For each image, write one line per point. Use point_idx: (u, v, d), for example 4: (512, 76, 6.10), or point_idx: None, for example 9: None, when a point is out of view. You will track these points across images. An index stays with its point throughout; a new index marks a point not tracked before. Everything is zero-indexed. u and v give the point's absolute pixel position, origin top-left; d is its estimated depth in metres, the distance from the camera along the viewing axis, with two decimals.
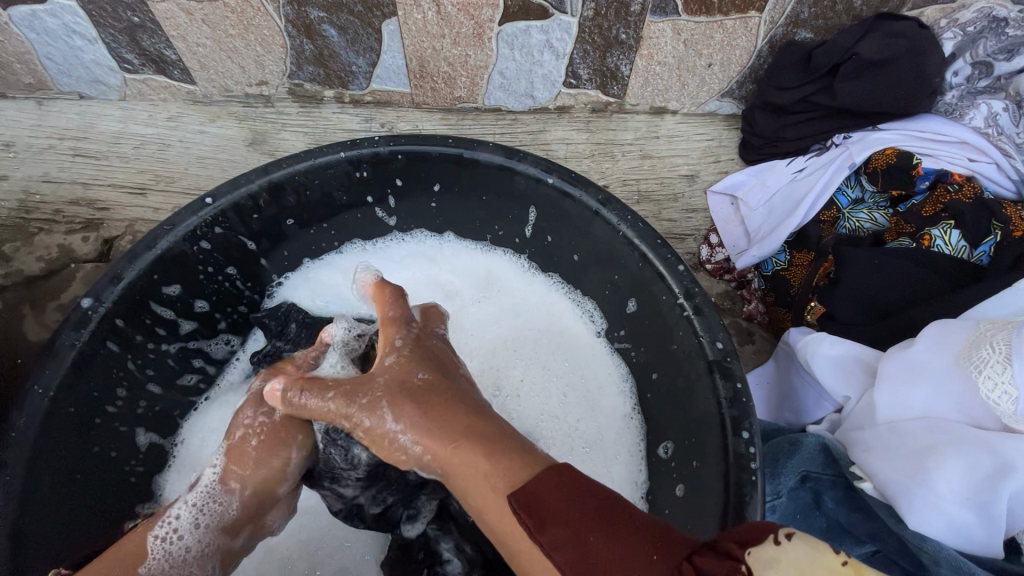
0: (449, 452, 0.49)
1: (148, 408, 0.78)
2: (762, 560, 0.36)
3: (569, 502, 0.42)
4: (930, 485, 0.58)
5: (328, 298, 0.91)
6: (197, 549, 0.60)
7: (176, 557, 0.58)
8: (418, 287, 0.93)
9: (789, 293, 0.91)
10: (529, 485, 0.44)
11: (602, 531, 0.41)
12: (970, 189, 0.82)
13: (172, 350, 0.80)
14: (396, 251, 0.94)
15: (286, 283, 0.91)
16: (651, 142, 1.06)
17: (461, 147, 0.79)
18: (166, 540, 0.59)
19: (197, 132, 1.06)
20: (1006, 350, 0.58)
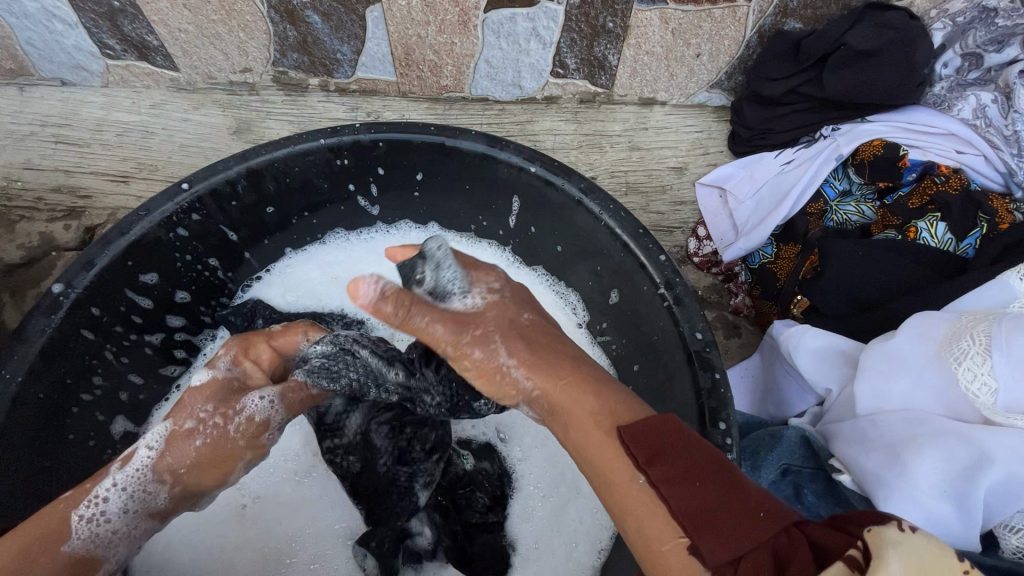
0: (554, 404, 0.51)
1: (132, 397, 0.78)
2: (888, 543, 0.33)
3: (686, 455, 0.41)
4: (908, 477, 0.57)
5: (303, 294, 0.92)
6: (125, 532, 0.60)
7: (102, 536, 0.58)
8: (398, 282, 0.92)
9: (777, 286, 0.90)
10: (648, 434, 0.43)
11: (711, 487, 0.39)
12: (956, 181, 0.82)
13: (158, 341, 0.81)
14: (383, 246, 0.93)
15: (262, 281, 0.91)
16: (639, 134, 1.05)
17: (443, 135, 0.78)
18: (93, 521, 0.58)
19: (180, 120, 1.05)
20: (985, 342, 0.58)
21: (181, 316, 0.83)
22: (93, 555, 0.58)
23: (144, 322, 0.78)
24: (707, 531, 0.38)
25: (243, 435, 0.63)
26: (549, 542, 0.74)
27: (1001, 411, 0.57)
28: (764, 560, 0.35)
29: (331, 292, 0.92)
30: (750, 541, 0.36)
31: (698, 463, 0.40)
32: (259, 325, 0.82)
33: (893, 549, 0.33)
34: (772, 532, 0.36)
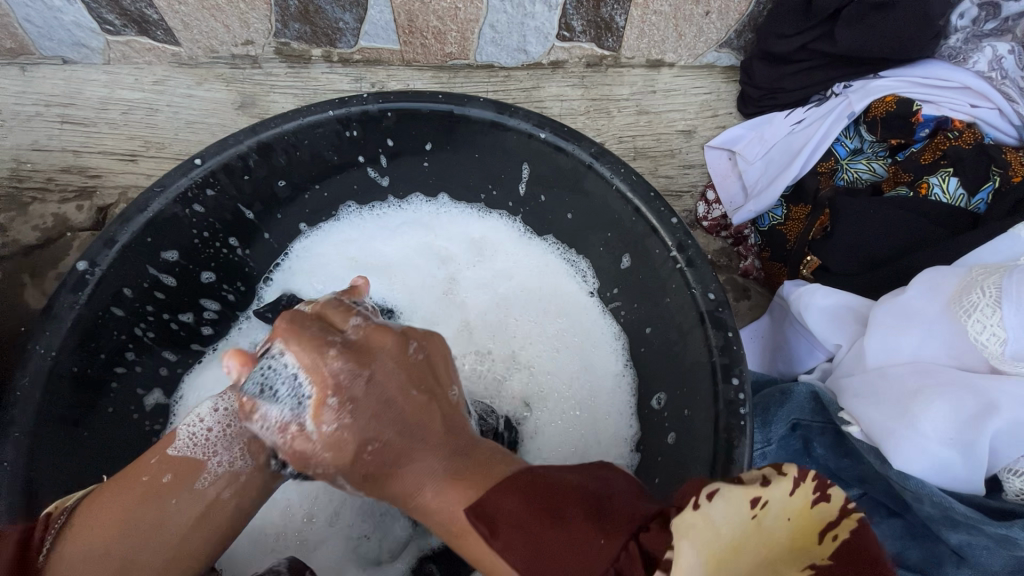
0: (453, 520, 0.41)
1: (173, 372, 0.82)
2: (679, 530, 0.34)
3: (522, 508, 0.39)
4: (915, 426, 0.59)
5: (327, 278, 0.91)
6: (218, 433, 0.59)
7: (200, 437, 0.58)
8: (410, 255, 0.93)
9: (786, 247, 0.91)
10: (488, 503, 0.40)
11: (545, 525, 0.38)
12: (970, 136, 0.81)
13: (189, 319, 0.83)
14: (398, 222, 0.94)
15: (283, 269, 0.91)
16: (647, 97, 1.03)
17: (451, 103, 0.77)
18: (193, 424, 0.59)
19: (184, 95, 1.04)
20: (995, 294, 0.59)
21: (213, 299, 0.85)
22: (200, 458, 0.57)
23: (176, 302, 0.80)
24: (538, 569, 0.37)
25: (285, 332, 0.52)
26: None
27: (1009, 360, 0.57)
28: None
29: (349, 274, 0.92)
30: (582, 561, 0.36)
31: (538, 498, 0.39)
32: None
33: (687, 535, 0.34)
34: (609, 556, 0.36)
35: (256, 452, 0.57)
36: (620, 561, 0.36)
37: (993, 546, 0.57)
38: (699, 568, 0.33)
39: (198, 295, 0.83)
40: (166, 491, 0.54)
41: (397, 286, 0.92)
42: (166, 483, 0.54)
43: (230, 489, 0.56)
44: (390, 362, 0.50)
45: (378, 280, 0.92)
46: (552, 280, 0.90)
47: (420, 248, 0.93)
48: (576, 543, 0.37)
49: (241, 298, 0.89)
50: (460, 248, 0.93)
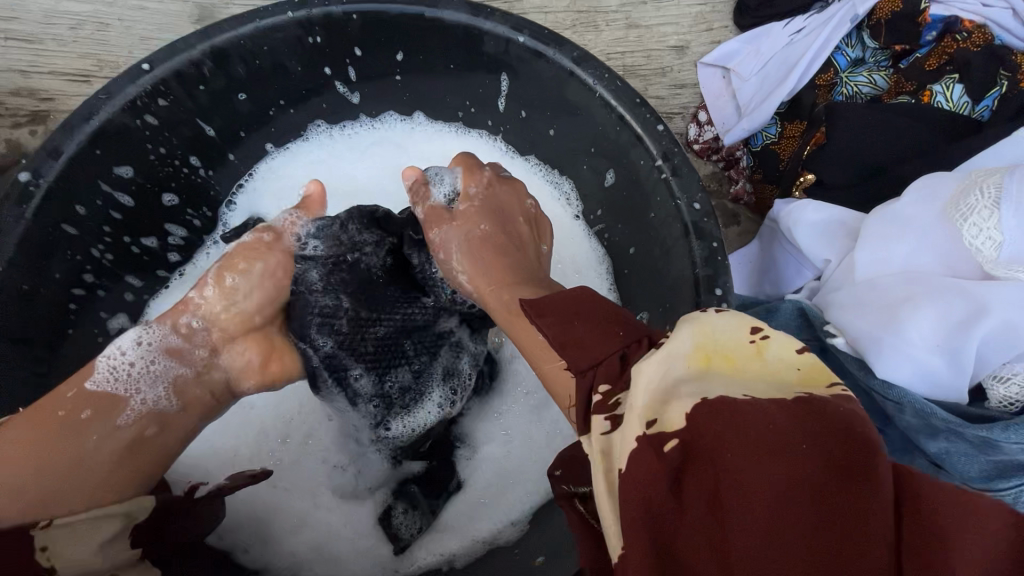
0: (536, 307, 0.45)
1: (139, 299, 0.79)
2: (686, 319, 0.39)
3: (572, 305, 0.43)
4: (902, 334, 0.57)
5: (292, 201, 0.87)
6: (142, 366, 0.58)
7: (121, 371, 0.57)
8: (382, 176, 0.89)
9: (779, 167, 0.88)
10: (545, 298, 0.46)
11: (587, 325, 0.41)
12: (979, 37, 0.76)
13: (153, 245, 0.79)
14: (370, 143, 0.89)
15: (245, 192, 0.86)
16: (638, 9, 0.96)
17: (422, 4, 0.70)
18: (112, 358, 0.57)
19: (137, 8, 0.96)
20: (995, 197, 0.55)
21: (179, 224, 0.81)
22: (122, 394, 0.56)
23: (137, 225, 0.76)
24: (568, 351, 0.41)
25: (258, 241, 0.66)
26: (512, 455, 0.75)
27: (1003, 264, 0.55)
28: (614, 363, 0.39)
29: None
30: (602, 348, 0.40)
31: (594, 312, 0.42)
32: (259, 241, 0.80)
33: (690, 321, 0.39)
34: (622, 343, 0.40)
35: (183, 392, 0.59)
36: (631, 348, 0.40)
37: (971, 452, 0.56)
38: (690, 347, 0.38)
39: (161, 218, 0.79)
40: (86, 426, 0.53)
41: None
42: (84, 417, 0.53)
43: (156, 427, 0.57)
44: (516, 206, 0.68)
45: (347, 207, 0.88)
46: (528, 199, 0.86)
47: (394, 169, 0.90)
48: (595, 329, 0.41)
49: (212, 225, 0.85)
50: (436, 169, 0.89)
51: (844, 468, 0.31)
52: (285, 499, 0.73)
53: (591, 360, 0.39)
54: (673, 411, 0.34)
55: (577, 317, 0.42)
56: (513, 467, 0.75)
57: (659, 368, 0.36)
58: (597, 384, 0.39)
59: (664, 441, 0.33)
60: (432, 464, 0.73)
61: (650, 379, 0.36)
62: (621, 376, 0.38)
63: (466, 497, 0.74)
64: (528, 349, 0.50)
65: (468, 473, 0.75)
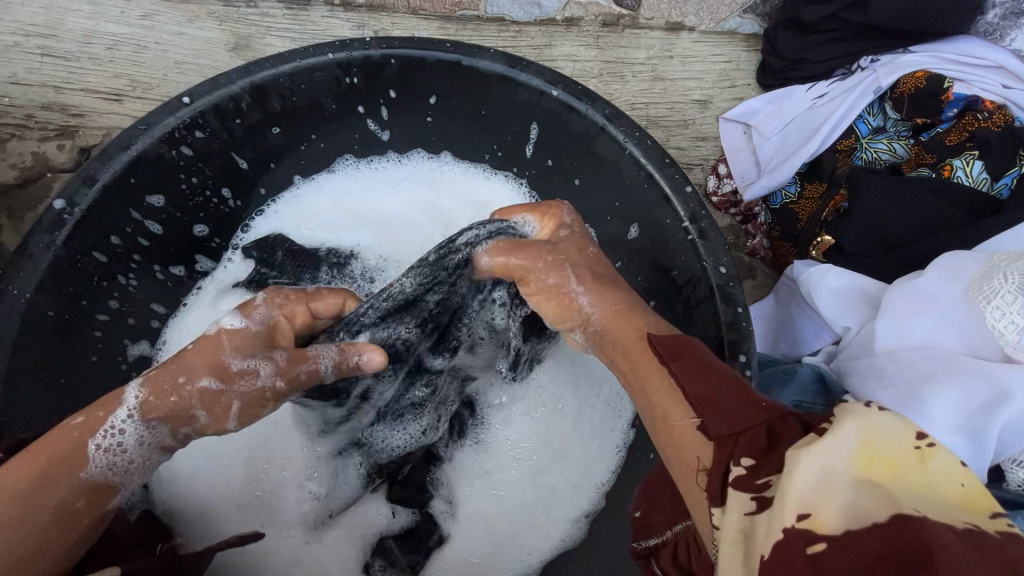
0: (675, 356, 0.46)
1: (162, 325, 0.79)
2: (847, 410, 0.36)
3: (711, 360, 0.45)
4: (926, 413, 0.57)
5: (318, 224, 0.86)
6: (139, 464, 0.56)
7: (120, 464, 0.54)
8: (411, 212, 0.89)
9: (797, 227, 0.87)
10: (689, 343, 0.47)
11: (730, 393, 0.41)
12: (1000, 118, 0.78)
13: (180, 273, 0.80)
14: (404, 179, 0.89)
15: (265, 216, 0.86)
16: (664, 63, 0.98)
17: (459, 53, 0.72)
18: (110, 452, 0.53)
19: (174, 33, 0.98)
20: (1018, 281, 0.57)
21: (210, 257, 0.83)
22: (115, 482, 0.55)
23: (161, 252, 0.76)
24: (710, 410, 0.40)
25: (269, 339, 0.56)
26: (500, 517, 0.74)
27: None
28: (758, 437, 0.38)
29: (341, 226, 0.87)
30: (751, 417, 0.39)
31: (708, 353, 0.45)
32: (278, 256, 0.80)
33: (852, 415, 0.35)
34: (766, 416, 0.39)
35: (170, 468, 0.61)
36: (776, 423, 0.38)
37: None
38: (851, 444, 0.34)
39: (188, 246, 0.79)
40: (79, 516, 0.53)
41: (391, 240, 0.87)
42: (80, 507, 0.53)
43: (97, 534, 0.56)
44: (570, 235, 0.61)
45: (370, 236, 0.87)
46: None
47: (421, 202, 0.89)
48: (736, 398, 0.40)
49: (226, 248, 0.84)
50: (465, 214, 0.88)
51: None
52: (279, 541, 0.72)
53: (732, 428, 0.39)
54: (832, 513, 0.31)
55: (710, 375, 0.43)
56: (502, 526, 0.74)
57: (818, 466, 0.33)
58: (738, 454, 0.37)
59: (810, 543, 0.31)
60: (417, 517, 0.73)
61: (808, 467, 0.33)
62: (769, 450, 0.37)
63: (445, 555, 0.73)
64: (635, 379, 0.49)
65: (452, 529, 0.74)
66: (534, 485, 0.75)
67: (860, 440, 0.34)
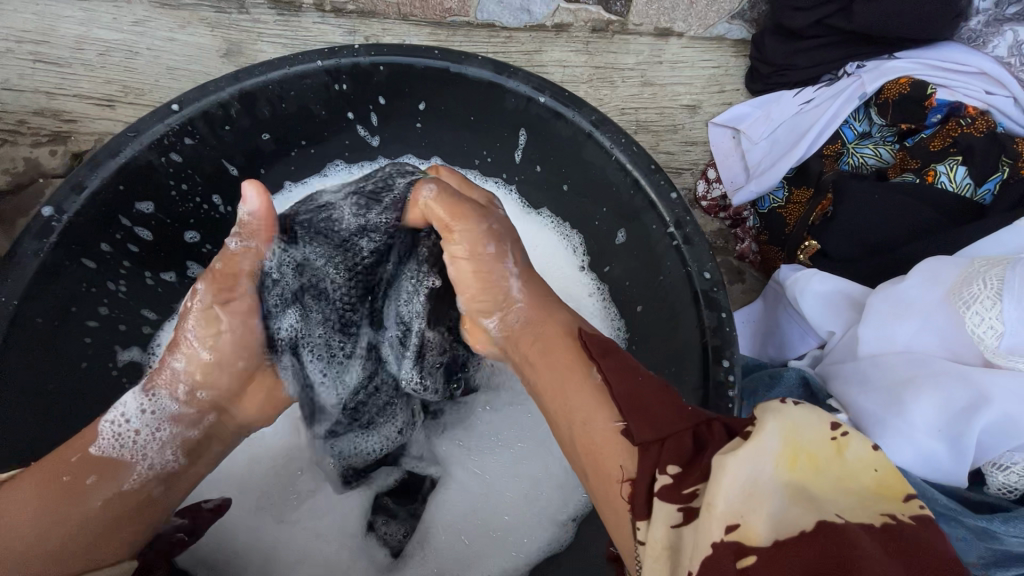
0: (602, 352, 0.50)
1: (154, 331, 0.79)
2: (770, 409, 0.38)
3: (632, 367, 0.48)
4: (905, 416, 0.58)
5: None
6: (147, 435, 0.57)
7: (127, 438, 0.56)
8: None
9: (785, 232, 0.89)
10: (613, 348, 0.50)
11: (653, 398, 0.43)
12: (983, 123, 0.79)
13: (172, 279, 0.80)
14: None
15: None
16: (654, 68, 0.99)
17: (447, 60, 0.73)
18: (115, 424, 0.56)
19: (166, 39, 0.98)
20: (997, 286, 0.57)
21: (200, 262, 0.82)
22: (128, 459, 0.55)
23: (153, 257, 0.76)
24: (633, 413, 0.43)
25: (211, 281, 0.56)
26: (493, 505, 0.73)
27: (1004, 353, 0.56)
28: (682, 441, 0.40)
29: None
30: (671, 424, 0.41)
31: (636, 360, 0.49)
32: None
33: (773, 414, 0.37)
34: (690, 423, 0.41)
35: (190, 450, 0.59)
36: (700, 429, 0.41)
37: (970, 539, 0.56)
38: (776, 446, 0.36)
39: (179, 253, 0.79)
40: (91, 491, 0.53)
41: None
42: (90, 484, 0.53)
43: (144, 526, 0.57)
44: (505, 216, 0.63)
45: None
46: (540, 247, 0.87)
47: None
48: (664, 404, 0.43)
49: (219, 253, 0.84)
50: None
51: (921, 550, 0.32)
52: (288, 533, 0.73)
53: (658, 434, 0.41)
54: (759, 521, 0.34)
55: (631, 382, 0.45)
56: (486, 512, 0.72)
57: (746, 470, 0.35)
58: (665, 460, 0.40)
59: (741, 554, 0.33)
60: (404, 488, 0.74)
61: (735, 475, 0.35)
62: (692, 461, 0.39)
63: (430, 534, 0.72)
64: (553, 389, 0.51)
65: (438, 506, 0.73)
66: (519, 474, 0.74)
67: (783, 439, 0.36)
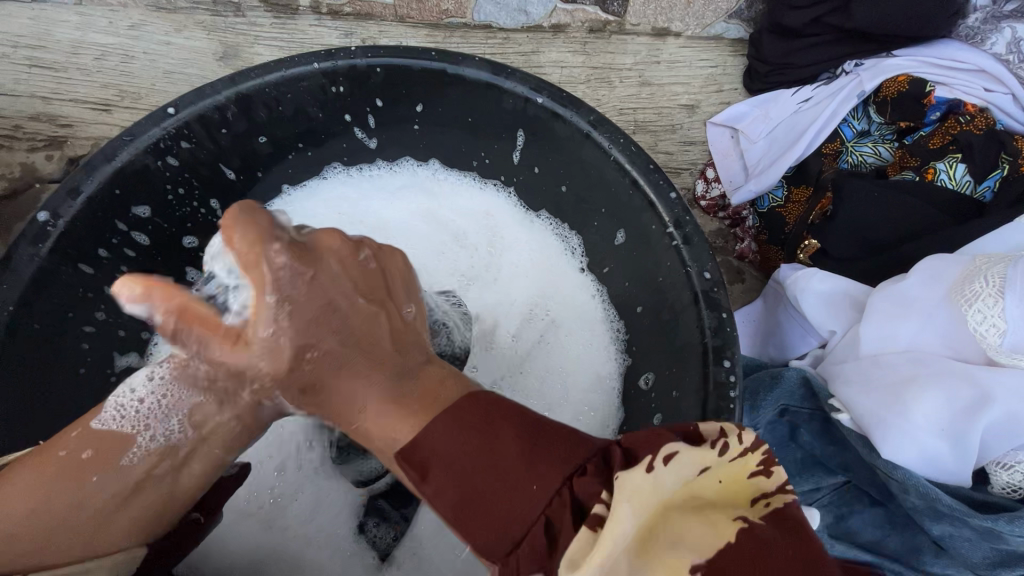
0: (434, 432, 0.39)
1: (151, 336, 0.78)
2: (626, 492, 0.34)
3: (449, 441, 0.38)
4: (907, 417, 0.58)
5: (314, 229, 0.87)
6: (151, 404, 0.48)
7: (130, 410, 0.48)
8: (406, 219, 0.89)
9: (785, 230, 0.89)
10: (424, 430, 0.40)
11: (487, 485, 0.36)
12: (982, 121, 0.79)
13: (168, 284, 0.79)
14: (402, 186, 0.90)
15: None
16: (651, 68, 0.99)
17: (444, 61, 0.73)
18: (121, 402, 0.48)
19: (162, 43, 0.98)
20: (999, 285, 0.57)
21: (199, 269, 0.82)
22: (129, 432, 0.48)
23: (150, 262, 0.76)
24: (474, 526, 0.36)
25: None
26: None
27: (1007, 352, 0.56)
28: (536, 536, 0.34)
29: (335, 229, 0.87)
30: (520, 521, 0.35)
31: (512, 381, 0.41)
32: None
33: (627, 497, 0.34)
34: (539, 504, 0.35)
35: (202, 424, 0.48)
36: (554, 505, 0.35)
37: (974, 538, 0.57)
38: (630, 529, 0.33)
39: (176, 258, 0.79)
40: (85, 471, 0.46)
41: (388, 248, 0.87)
42: (86, 459, 0.46)
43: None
44: (398, 266, 0.49)
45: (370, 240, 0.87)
46: (537, 252, 0.87)
47: (419, 211, 0.89)
48: (505, 489, 0.36)
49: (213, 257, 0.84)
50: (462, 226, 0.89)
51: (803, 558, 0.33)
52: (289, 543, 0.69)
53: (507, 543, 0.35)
54: None
55: (467, 477, 0.37)
56: None
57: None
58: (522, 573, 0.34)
59: None
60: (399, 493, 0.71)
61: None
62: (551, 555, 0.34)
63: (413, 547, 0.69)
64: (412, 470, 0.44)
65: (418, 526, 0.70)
66: None
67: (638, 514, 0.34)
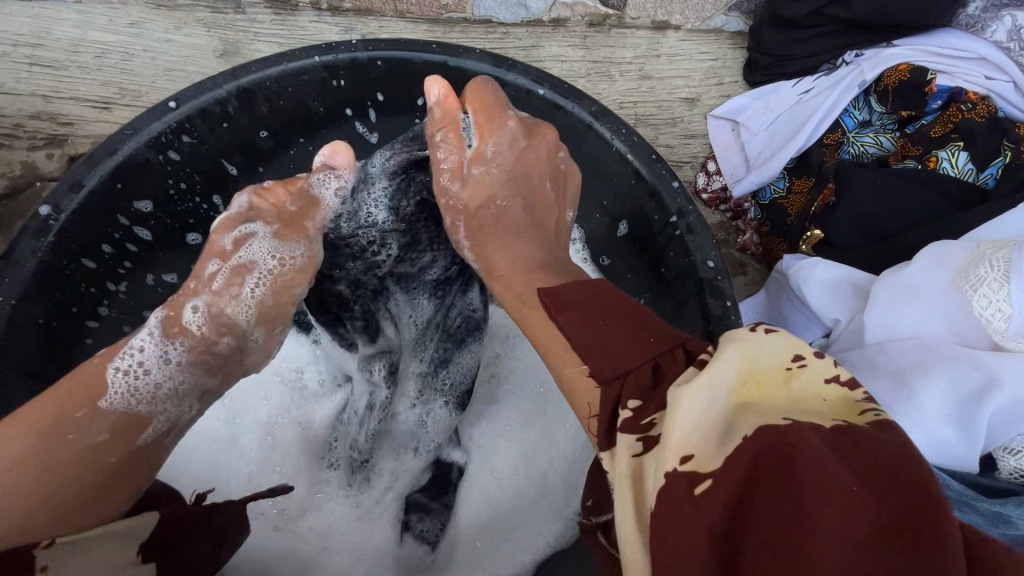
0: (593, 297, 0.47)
1: None
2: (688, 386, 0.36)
3: (587, 304, 0.47)
4: (914, 402, 0.58)
5: None
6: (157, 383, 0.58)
7: (139, 390, 0.56)
8: None
9: (787, 221, 0.88)
10: (566, 294, 0.49)
11: (615, 328, 0.44)
12: (983, 108, 0.80)
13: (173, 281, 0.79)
14: None
15: None
16: (651, 62, 0.98)
17: (444, 54, 0.72)
18: (128, 374, 0.56)
19: (162, 40, 0.98)
20: (1004, 269, 0.57)
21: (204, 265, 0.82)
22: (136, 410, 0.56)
23: (155, 258, 0.76)
24: (595, 354, 0.43)
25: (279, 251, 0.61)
26: (507, 489, 0.78)
27: (1012, 336, 0.56)
28: (644, 374, 0.40)
29: None
30: (634, 357, 0.41)
31: (616, 312, 0.45)
32: None
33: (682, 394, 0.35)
34: (653, 353, 0.41)
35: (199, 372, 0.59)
36: (662, 358, 0.41)
37: None
38: (723, 387, 0.36)
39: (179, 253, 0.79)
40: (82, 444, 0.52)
41: None
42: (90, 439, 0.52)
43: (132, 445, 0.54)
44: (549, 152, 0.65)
45: None
46: None
47: None
48: (625, 337, 0.43)
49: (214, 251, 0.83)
50: None
51: (899, 482, 0.31)
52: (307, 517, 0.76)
53: (619, 371, 0.41)
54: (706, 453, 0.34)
55: (610, 324, 0.44)
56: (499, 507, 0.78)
57: (687, 418, 0.35)
58: (624, 396, 0.40)
59: (694, 484, 0.33)
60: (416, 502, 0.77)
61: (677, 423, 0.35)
62: (652, 392, 0.39)
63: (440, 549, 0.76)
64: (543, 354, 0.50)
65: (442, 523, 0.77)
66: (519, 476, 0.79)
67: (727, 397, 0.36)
